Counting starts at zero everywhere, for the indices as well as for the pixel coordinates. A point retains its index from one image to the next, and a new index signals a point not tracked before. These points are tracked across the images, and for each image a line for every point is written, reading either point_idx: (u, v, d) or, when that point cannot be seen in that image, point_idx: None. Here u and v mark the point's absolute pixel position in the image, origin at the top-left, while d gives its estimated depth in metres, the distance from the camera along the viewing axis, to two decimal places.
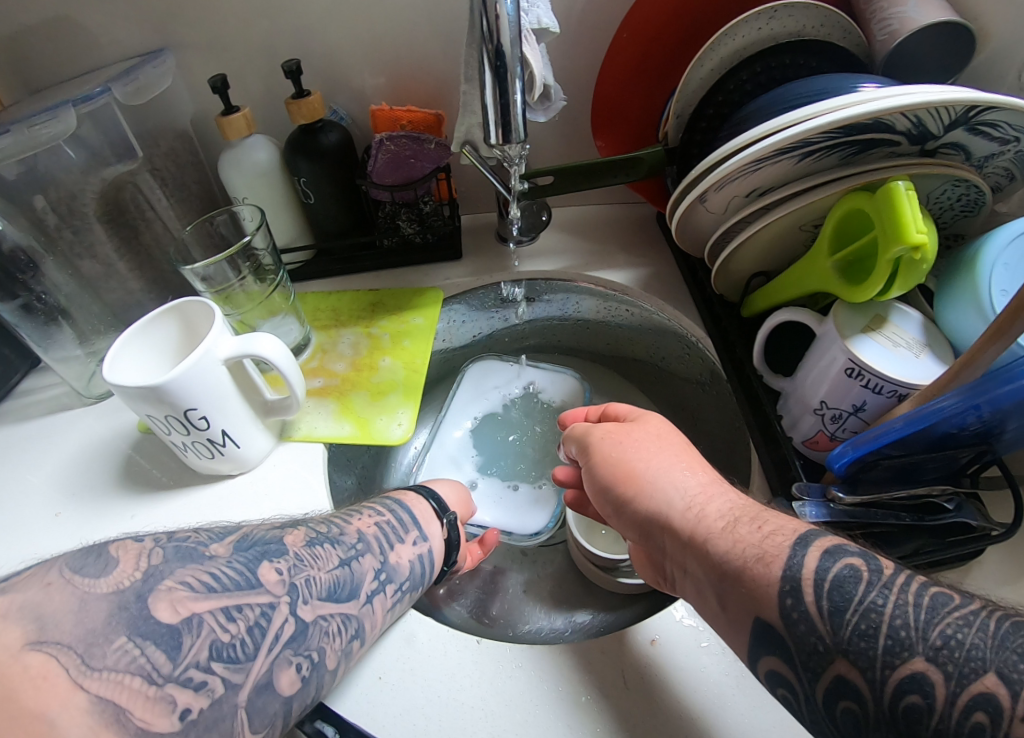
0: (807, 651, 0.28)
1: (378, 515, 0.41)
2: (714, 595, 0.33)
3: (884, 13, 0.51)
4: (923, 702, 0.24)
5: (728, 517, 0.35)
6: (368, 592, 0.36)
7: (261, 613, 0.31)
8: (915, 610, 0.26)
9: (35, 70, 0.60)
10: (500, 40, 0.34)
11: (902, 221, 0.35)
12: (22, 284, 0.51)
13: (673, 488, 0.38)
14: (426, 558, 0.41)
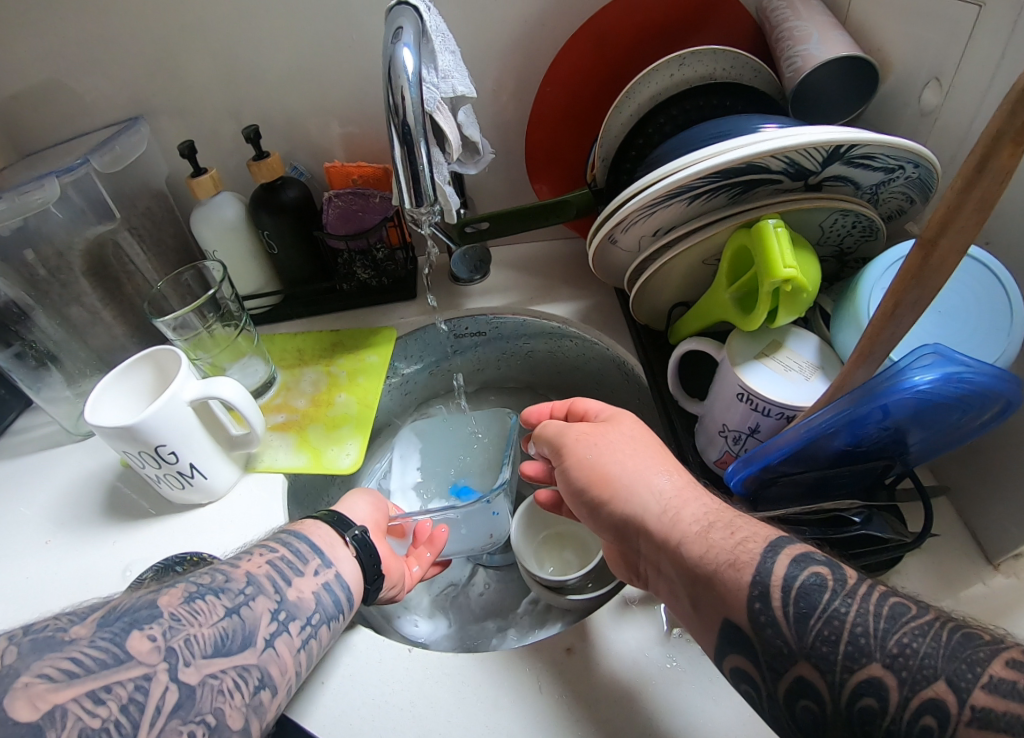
0: (773, 654, 0.30)
1: (272, 551, 0.42)
2: (686, 594, 0.35)
3: (790, 52, 0.54)
4: (876, 704, 0.26)
5: (703, 522, 0.36)
6: (265, 637, 0.37)
7: (136, 688, 0.31)
8: (875, 618, 0.28)
9: (26, 138, 0.67)
10: (405, 116, 0.39)
11: (771, 258, 0.40)
12: (15, 334, 0.60)
13: (649, 492, 0.39)
14: (333, 582, 0.42)
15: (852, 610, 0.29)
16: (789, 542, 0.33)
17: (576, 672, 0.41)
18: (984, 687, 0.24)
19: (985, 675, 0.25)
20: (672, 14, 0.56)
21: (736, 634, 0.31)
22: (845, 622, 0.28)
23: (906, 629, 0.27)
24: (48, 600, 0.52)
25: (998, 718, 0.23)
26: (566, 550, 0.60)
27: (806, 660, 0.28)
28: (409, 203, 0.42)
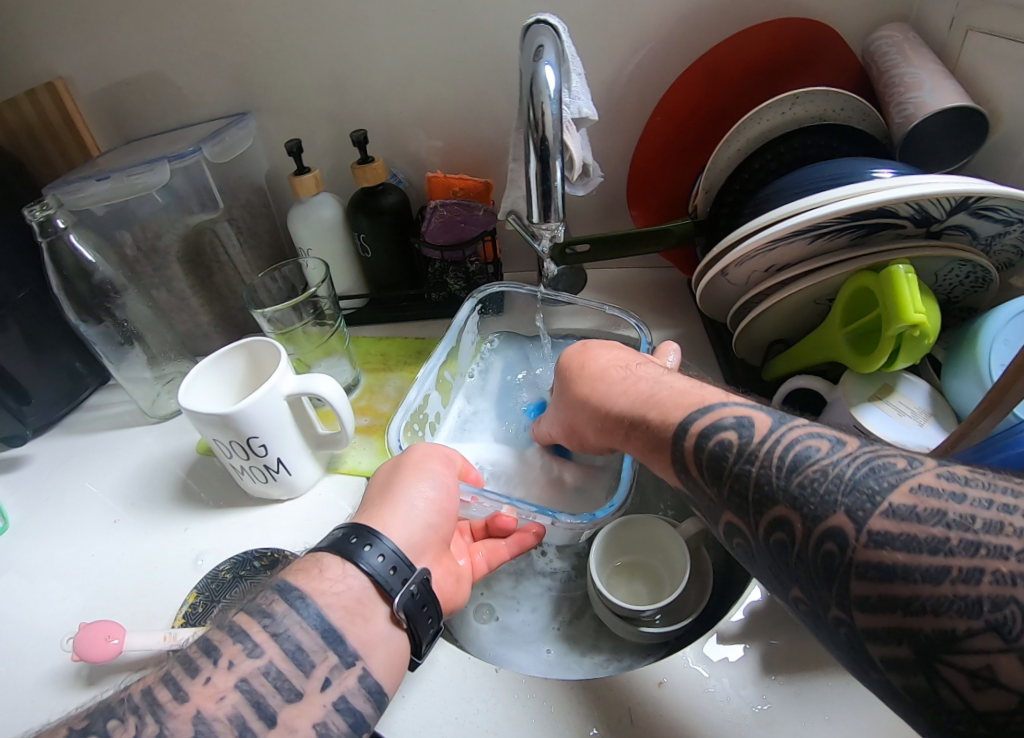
0: (709, 505, 0.30)
1: (255, 662, 0.34)
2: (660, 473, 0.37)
3: (900, 98, 0.53)
4: (785, 537, 0.26)
5: (628, 423, 0.38)
6: None
7: None
8: (779, 466, 0.27)
9: (131, 124, 0.69)
10: (545, 131, 0.40)
11: (901, 301, 0.40)
12: (107, 310, 0.61)
13: (592, 420, 0.42)
14: (353, 692, 0.35)
15: (759, 462, 0.28)
16: (696, 416, 0.32)
17: (665, 707, 0.40)
18: (881, 513, 0.24)
19: (884, 502, 0.24)
20: (779, 51, 0.57)
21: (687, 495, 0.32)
22: (753, 473, 0.28)
23: (808, 472, 0.27)
24: (116, 580, 0.52)
25: (893, 539, 0.23)
26: (636, 579, 0.59)
27: (729, 507, 0.29)
28: (536, 216, 0.43)
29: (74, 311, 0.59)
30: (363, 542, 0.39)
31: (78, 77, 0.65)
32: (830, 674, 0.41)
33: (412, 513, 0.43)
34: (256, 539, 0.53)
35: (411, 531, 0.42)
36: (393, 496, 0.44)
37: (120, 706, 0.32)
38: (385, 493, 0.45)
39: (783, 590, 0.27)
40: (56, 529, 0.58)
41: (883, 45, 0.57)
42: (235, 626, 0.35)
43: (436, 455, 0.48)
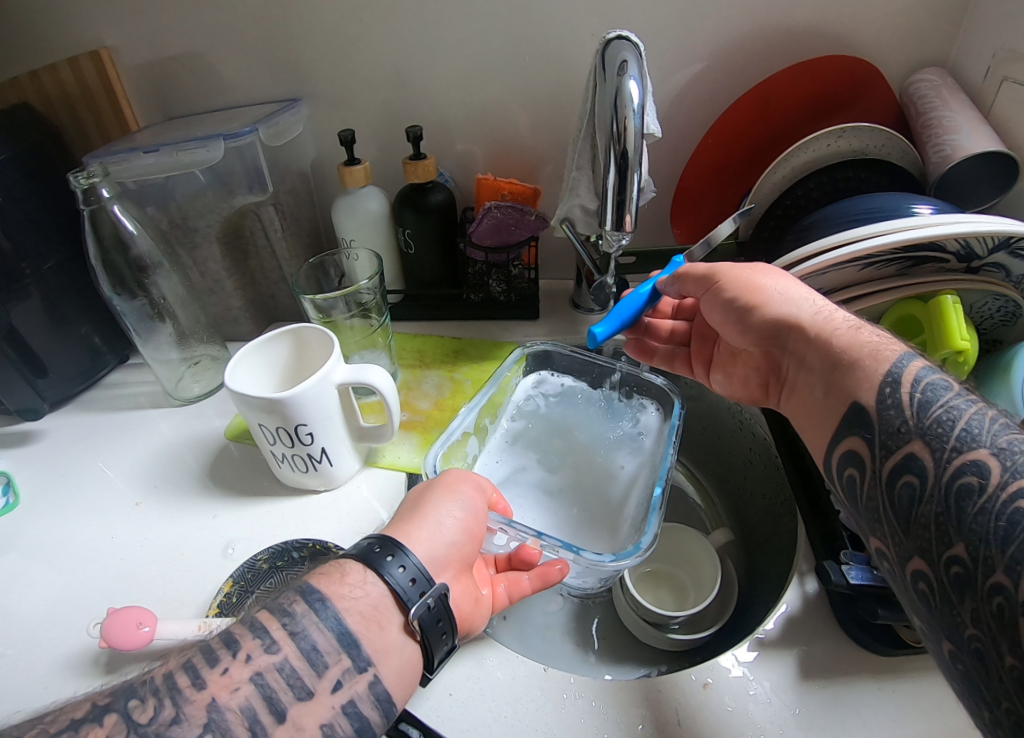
0: (892, 432, 0.31)
1: (271, 656, 0.30)
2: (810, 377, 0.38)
3: (938, 139, 0.56)
4: (977, 480, 0.26)
5: (853, 324, 0.38)
6: None
7: None
8: (989, 423, 0.29)
9: (174, 100, 0.68)
10: (626, 144, 0.43)
11: (948, 329, 0.43)
12: (142, 288, 0.61)
13: (803, 301, 0.41)
14: (362, 697, 0.31)
15: (970, 410, 0.30)
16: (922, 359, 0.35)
17: (710, 708, 0.41)
18: None
19: None
20: (824, 86, 0.61)
21: (860, 414, 0.34)
22: (961, 416, 0.29)
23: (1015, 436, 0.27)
24: (138, 565, 0.50)
25: None
26: (661, 588, 0.60)
27: (919, 438, 0.30)
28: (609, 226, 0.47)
29: (109, 284, 0.58)
30: (387, 552, 0.35)
31: (125, 48, 0.64)
32: (864, 680, 0.42)
33: (438, 532, 0.40)
34: (295, 530, 0.51)
35: (435, 549, 0.39)
36: (421, 513, 0.41)
37: (139, 688, 0.28)
38: (415, 507, 0.42)
39: (935, 552, 0.27)
40: (70, 509, 0.56)
41: (923, 88, 0.60)
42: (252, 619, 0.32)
43: (475, 482, 0.45)
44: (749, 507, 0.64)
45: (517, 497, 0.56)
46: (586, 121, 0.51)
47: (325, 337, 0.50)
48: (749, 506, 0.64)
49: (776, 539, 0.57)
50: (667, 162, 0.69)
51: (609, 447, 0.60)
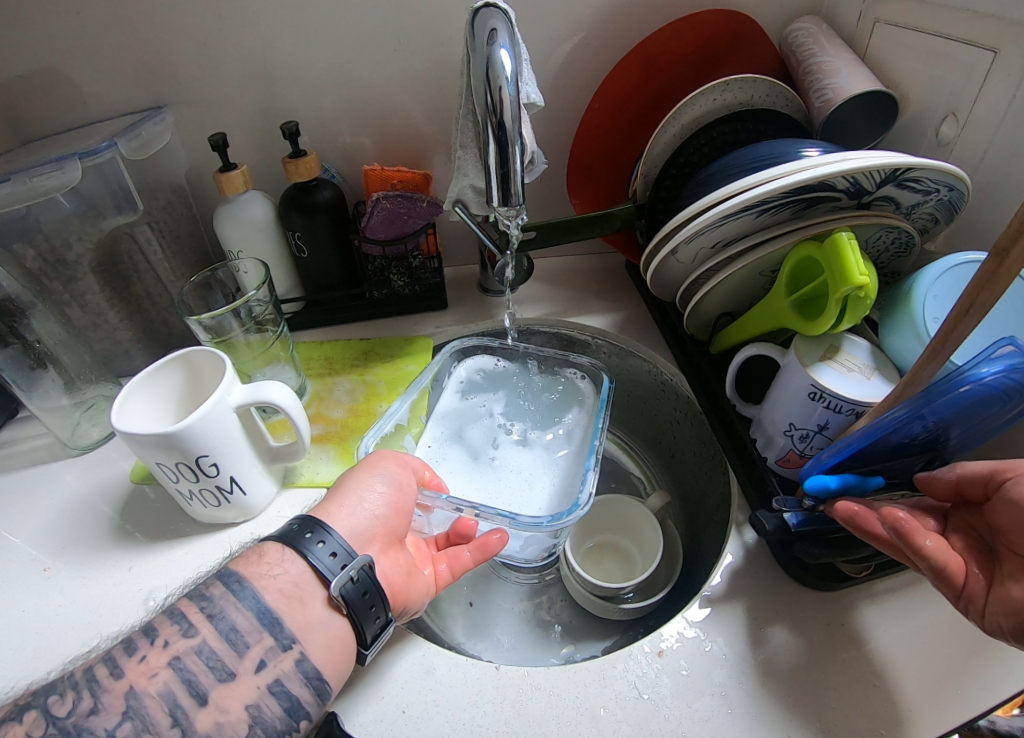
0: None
1: (190, 640, 0.32)
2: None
3: (819, 85, 0.57)
4: None
5: None
6: None
7: None
8: None
9: (20, 122, 0.61)
10: (503, 114, 0.41)
11: (846, 266, 0.42)
12: (14, 333, 0.54)
13: None
14: (289, 675, 0.33)
15: None
16: None
17: (670, 675, 0.40)
18: None
19: None
20: (706, 41, 0.61)
21: None
22: None
23: None
24: (47, 631, 0.45)
25: None
26: (608, 559, 0.60)
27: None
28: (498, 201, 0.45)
29: None
30: (308, 531, 0.36)
31: None
32: (807, 620, 0.42)
33: (360, 507, 0.40)
34: (242, 540, 0.49)
35: (357, 523, 0.39)
36: (342, 490, 0.41)
37: (59, 685, 0.29)
38: (340, 492, 0.42)
39: None
40: None
41: (799, 36, 0.60)
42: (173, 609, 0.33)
43: (402, 458, 0.46)
44: (681, 465, 0.65)
45: (468, 451, 0.56)
46: (465, 98, 0.49)
47: (213, 356, 0.46)
48: (681, 465, 0.65)
49: (709, 492, 0.58)
50: (561, 133, 0.68)
51: (543, 411, 0.59)
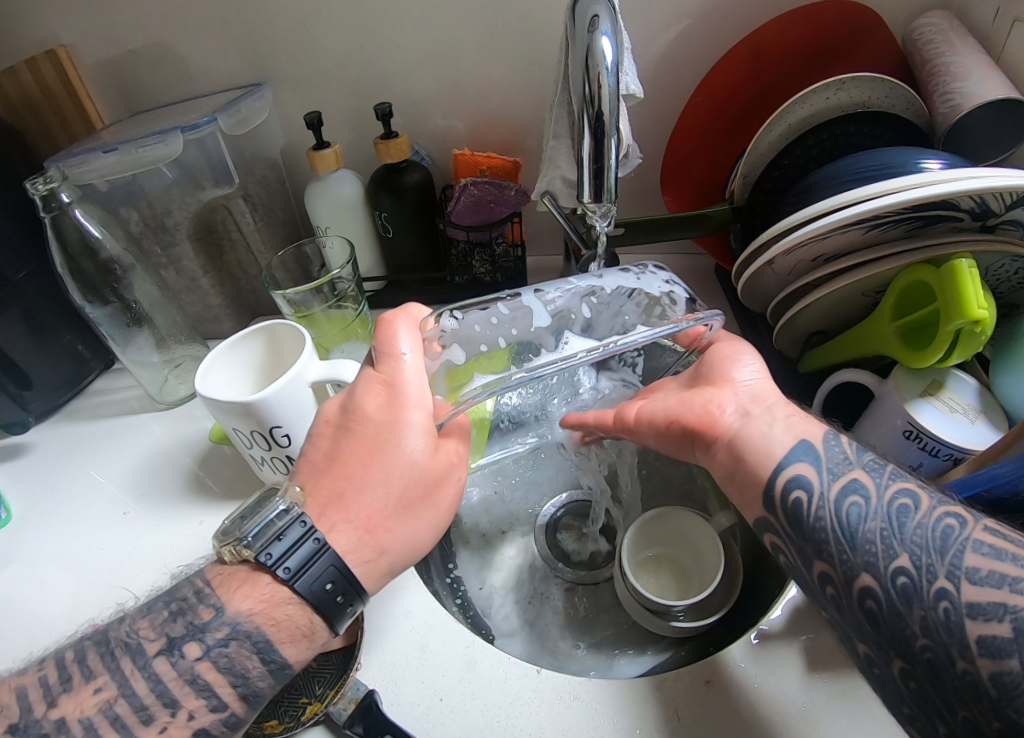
0: (836, 461, 0.34)
1: (217, 714, 0.31)
2: (783, 438, 0.36)
3: (946, 87, 0.51)
4: None
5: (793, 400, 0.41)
6: None
7: None
8: None
9: (136, 93, 0.65)
10: (600, 106, 0.40)
11: (965, 297, 0.38)
12: (115, 292, 0.58)
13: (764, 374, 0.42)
14: None
15: None
16: None
17: (714, 705, 0.39)
18: None
19: None
20: (822, 35, 0.56)
21: (811, 447, 0.35)
22: None
23: None
24: (129, 572, 0.49)
25: None
26: (663, 572, 0.59)
27: (860, 467, 0.34)
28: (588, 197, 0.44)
29: (80, 292, 0.56)
30: (341, 596, 0.33)
31: (85, 44, 0.61)
32: None
33: (403, 546, 0.37)
34: None
35: (394, 563, 0.37)
36: (401, 512, 0.37)
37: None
38: (397, 502, 0.36)
39: None
40: (56, 519, 0.54)
41: (928, 32, 0.55)
42: (190, 680, 0.31)
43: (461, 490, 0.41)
44: None
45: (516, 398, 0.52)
46: (561, 87, 0.47)
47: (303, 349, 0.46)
48: None
49: None
50: (655, 125, 0.65)
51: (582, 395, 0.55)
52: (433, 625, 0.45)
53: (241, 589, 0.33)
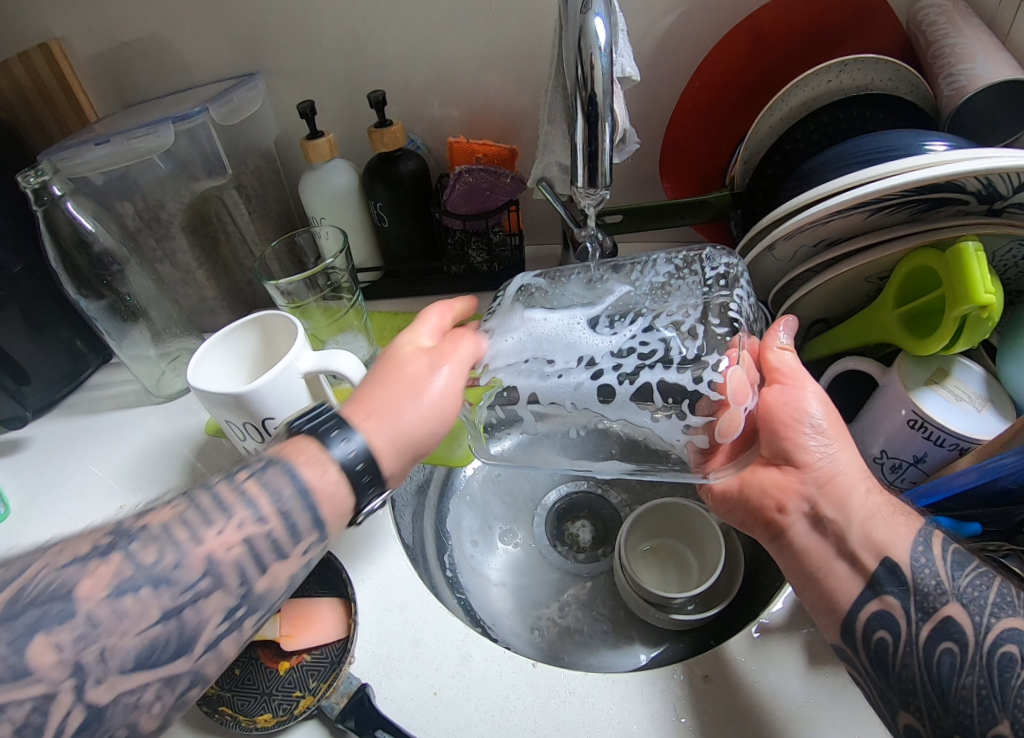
0: (925, 593, 0.32)
1: (261, 523, 0.28)
2: (861, 553, 0.35)
3: (951, 70, 0.50)
4: None
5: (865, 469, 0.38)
6: (207, 643, 0.26)
7: (34, 712, 0.22)
8: None
9: (131, 84, 0.64)
10: (593, 88, 0.39)
11: (971, 281, 0.37)
12: (108, 286, 0.58)
13: (843, 451, 0.38)
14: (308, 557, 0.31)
15: None
16: None
17: (711, 701, 0.38)
18: None
19: None
20: (824, 17, 0.55)
21: (893, 573, 0.33)
22: None
23: None
24: None
25: None
26: (664, 567, 0.58)
27: (957, 601, 0.32)
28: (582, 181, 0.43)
29: (74, 286, 0.56)
30: (362, 470, 0.32)
31: (78, 37, 0.60)
32: None
33: None
34: None
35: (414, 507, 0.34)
36: (425, 427, 0.35)
37: (139, 532, 0.26)
38: (426, 421, 0.35)
39: None
40: (52, 513, 0.54)
41: (933, 12, 0.53)
42: (266, 479, 0.29)
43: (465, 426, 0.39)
44: None
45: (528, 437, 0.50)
46: (555, 70, 0.46)
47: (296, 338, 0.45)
48: None
49: None
50: (654, 111, 0.64)
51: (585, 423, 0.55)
52: (427, 618, 0.44)
53: (281, 448, 0.31)
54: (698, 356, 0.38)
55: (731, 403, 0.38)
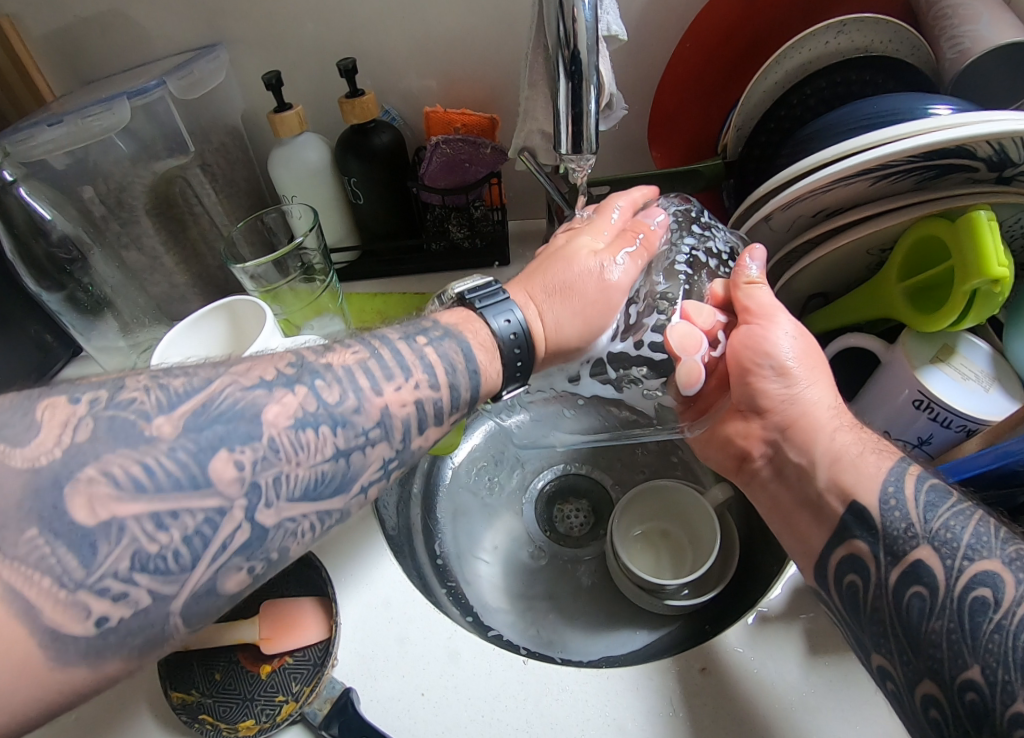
0: (897, 534, 0.30)
1: (417, 387, 0.32)
2: (831, 499, 0.33)
3: (954, 31, 0.47)
4: None
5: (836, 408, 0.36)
6: (360, 485, 0.30)
7: (206, 520, 0.23)
8: None
9: (84, 58, 0.60)
10: (575, 46, 0.36)
11: (984, 253, 0.34)
12: (69, 276, 0.54)
13: (810, 388, 0.36)
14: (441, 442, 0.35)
15: None
16: None
17: (709, 696, 0.37)
18: None
19: None
20: None
21: (862, 516, 0.31)
22: None
23: None
24: None
25: None
26: (656, 550, 0.56)
27: (928, 543, 0.29)
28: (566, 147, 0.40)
29: (33, 277, 0.53)
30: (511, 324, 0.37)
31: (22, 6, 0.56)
32: None
33: (578, 276, 0.39)
34: None
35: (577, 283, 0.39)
36: (598, 289, 0.39)
37: (324, 371, 0.30)
38: (592, 284, 0.39)
39: None
40: None
41: None
42: (421, 356, 0.33)
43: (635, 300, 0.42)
44: None
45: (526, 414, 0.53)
46: (535, 29, 0.43)
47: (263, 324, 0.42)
48: None
49: None
50: (642, 77, 0.60)
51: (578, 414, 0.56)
52: (413, 615, 0.42)
53: (449, 312, 0.37)
54: (638, 319, 0.41)
55: (679, 355, 0.38)
